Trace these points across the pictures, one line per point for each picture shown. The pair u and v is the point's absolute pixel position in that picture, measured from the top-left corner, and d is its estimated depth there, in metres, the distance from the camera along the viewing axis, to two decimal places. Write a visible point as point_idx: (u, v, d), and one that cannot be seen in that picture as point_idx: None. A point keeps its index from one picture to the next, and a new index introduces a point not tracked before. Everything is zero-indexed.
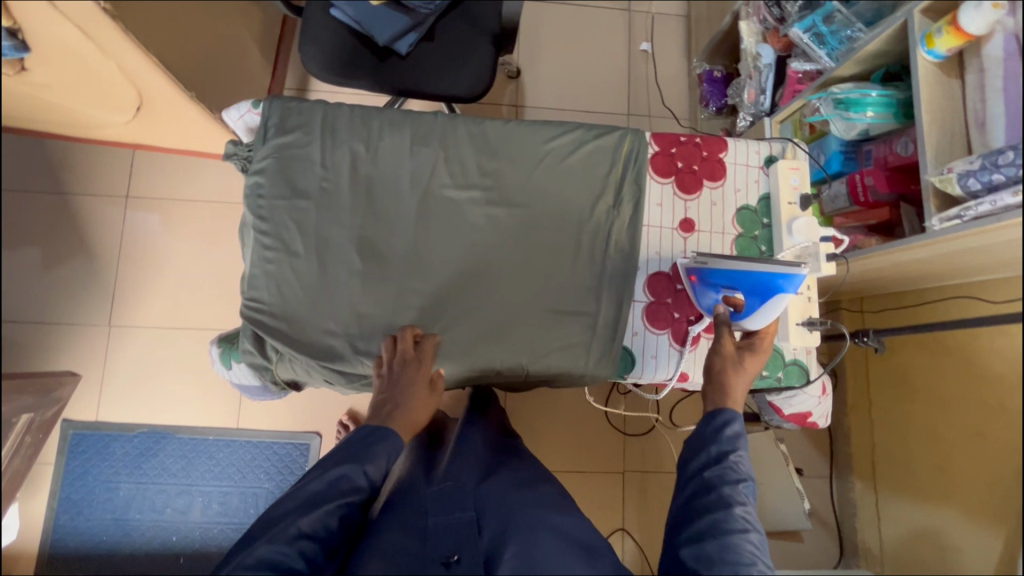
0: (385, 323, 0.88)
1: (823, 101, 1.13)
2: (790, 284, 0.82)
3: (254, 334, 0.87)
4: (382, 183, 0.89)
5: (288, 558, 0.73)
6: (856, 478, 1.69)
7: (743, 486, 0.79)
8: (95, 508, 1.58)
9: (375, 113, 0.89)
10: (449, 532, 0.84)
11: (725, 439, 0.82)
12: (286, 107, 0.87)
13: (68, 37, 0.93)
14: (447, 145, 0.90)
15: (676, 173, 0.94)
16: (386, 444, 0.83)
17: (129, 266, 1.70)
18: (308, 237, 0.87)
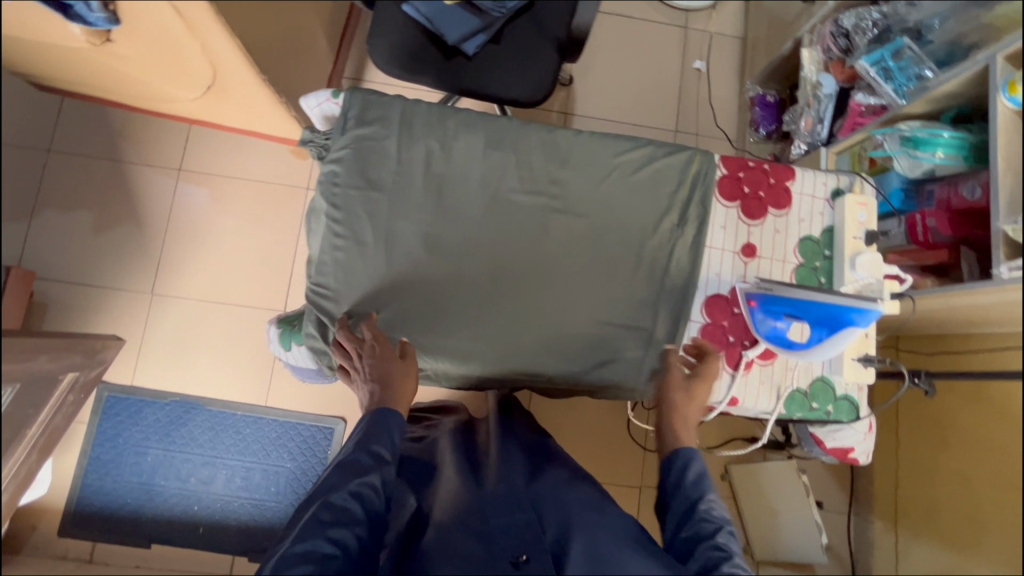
0: (446, 317, 0.90)
1: (889, 137, 1.13)
2: (862, 319, 0.80)
3: (319, 320, 0.91)
4: (454, 182, 0.90)
5: (318, 545, 0.70)
6: (876, 517, 1.67)
7: (717, 532, 0.78)
8: (122, 470, 1.62)
9: (453, 112, 0.91)
10: (511, 537, 0.86)
11: (686, 489, 0.83)
12: (366, 99, 0.89)
13: (160, 13, 0.96)
14: (519, 150, 0.91)
15: (741, 197, 0.94)
16: (392, 421, 0.85)
17: (175, 237, 1.74)
18: (378, 228, 0.89)
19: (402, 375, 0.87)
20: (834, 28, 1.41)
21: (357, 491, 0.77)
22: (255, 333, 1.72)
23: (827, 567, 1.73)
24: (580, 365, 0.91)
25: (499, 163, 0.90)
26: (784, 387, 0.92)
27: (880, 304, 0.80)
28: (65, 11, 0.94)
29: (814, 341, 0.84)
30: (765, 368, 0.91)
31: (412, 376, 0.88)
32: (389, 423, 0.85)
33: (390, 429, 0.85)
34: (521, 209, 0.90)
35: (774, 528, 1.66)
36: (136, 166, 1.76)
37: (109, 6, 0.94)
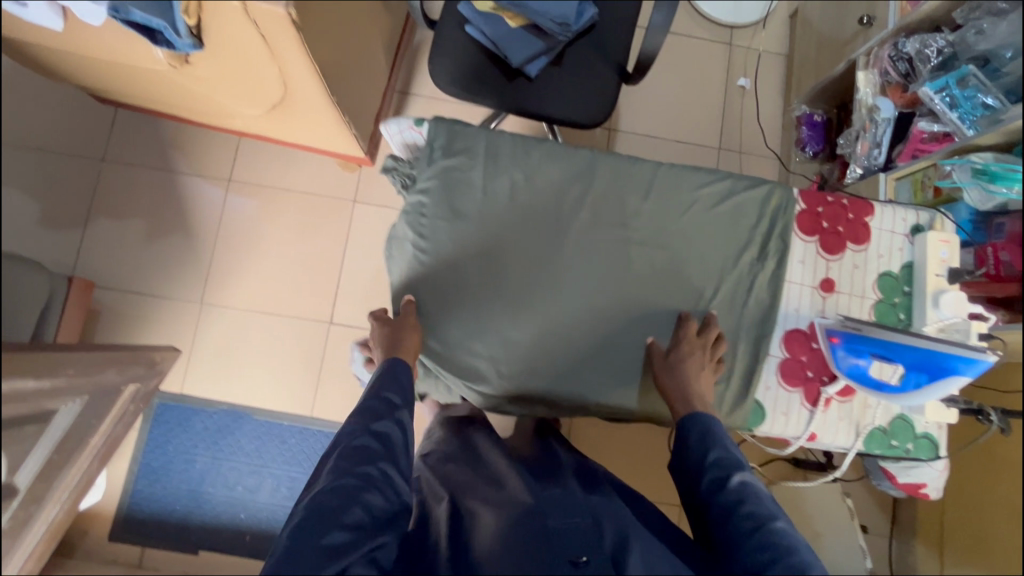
0: (534, 347, 0.94)
1: (961, 168, 1.13)
2: (968, 367, 0.80)
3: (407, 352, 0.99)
4: (539, 214, 0.93)
5: (347, 482, 0.76)
6: (919, 542, 1.65)
7: (733, 475, 0.81)
8: (171, 477, 1.64)
9: (536, 143, 0.93)
10: (573, 534, 0.81)
11: (695, 445, 0.86)
12: (452, 129, 0.92)
13: (248, 40, 0.98)
14: (604, 185, 0.93)
15: (820, 232, 0.96)
16: (402, 370, 0.91)
17: (224, 248, 1.76)
18: (468, 259, 0.93)
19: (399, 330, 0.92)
20: (894, 51, 1.41)
21: (378, 432, 0.83)
22: (302, 344, 1.74)
23: None
24: (648, 390, 0.95)
25: (586, 195, 0.93)
26: (863, 425, 0.94)
27: (985, 352, 0.81)
28: (152, 36, 0.96)
29: (911, 386, 0.83)
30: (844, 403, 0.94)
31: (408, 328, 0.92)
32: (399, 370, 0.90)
33: (403, 373, 0.91)
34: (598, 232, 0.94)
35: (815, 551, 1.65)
36: (188, 176, 1.78)
37: (196, 31, 0.95)
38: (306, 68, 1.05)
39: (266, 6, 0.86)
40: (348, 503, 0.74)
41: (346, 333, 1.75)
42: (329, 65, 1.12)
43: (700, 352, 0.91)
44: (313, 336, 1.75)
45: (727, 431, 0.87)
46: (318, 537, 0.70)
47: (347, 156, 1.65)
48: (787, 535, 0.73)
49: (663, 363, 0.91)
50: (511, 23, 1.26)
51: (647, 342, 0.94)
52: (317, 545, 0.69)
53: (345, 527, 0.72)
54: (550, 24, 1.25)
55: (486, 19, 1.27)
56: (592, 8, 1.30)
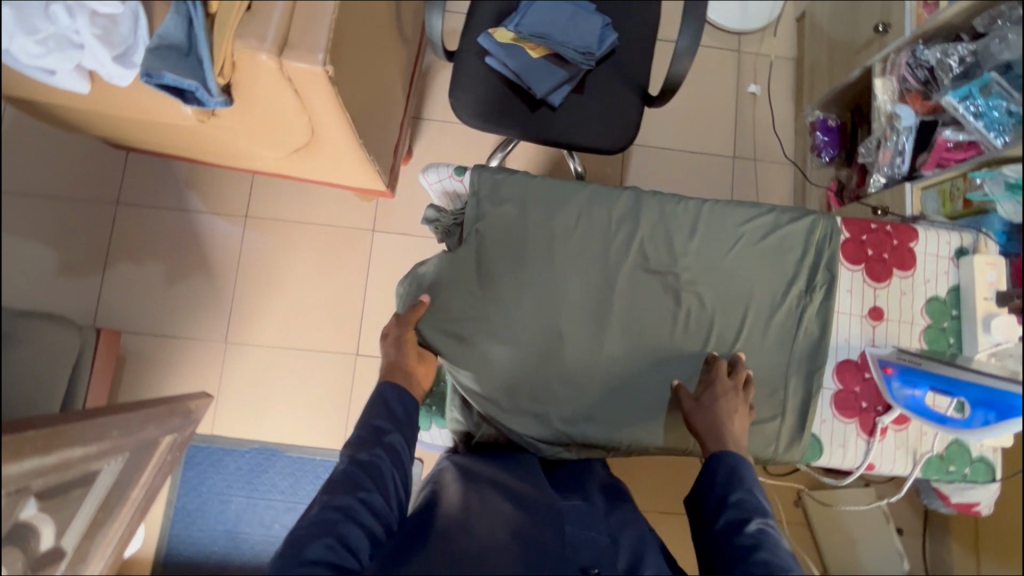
0: (589, 390, 0.96)
1: (993, 182, 1.14)
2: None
3: (461, 403, 1.03)
4: (588, 258, 0.96)
5: (324, 510, 0.78)
6: (954, 541, 1.66)
7: (753, 521, 0.79)
8: (207, 520, 1.64)
9: (581, 188, 0.97)
10: (586, 547, 0.82)
11: (719, 481, 0.85)
12: (495, 179, 0.96)
13: (281, 94, 0.96)
14: (650, 227, 0.96)
15: (865, 261, 0.99)
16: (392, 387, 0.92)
17: (245, 285, 1.75)
18: (525, 306, 0.96)
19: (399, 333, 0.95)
20: (913, 58, 1.42)
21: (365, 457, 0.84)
22: (329, 378, 1.73)
23: None
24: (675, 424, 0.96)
25: (630, 238, 0.96)
26: (921, 452, 0.95)
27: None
28: (183, 96, 0.94)
29: (977, 423, 0.81)
30: (903, 433, 0.95)
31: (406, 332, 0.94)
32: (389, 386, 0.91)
33: (398, 390, 0.92)
34: (637, 268, 0.96)
35: (852, 555, 1.64)
36: (203, 215, 1.77)
37: (227, 86, 0.93)
38: (336, 117, 1.04)
39: (302, 66, 0.86)
40: (321, 533, 0.75)
41: (372, 364, 1.74)
42: (357, 110, 1.11)
43: (733, 393, 0.91)
44: (340, 369, 1.74)
45: (753, 470, 0.85)
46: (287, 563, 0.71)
47: (365, 188, 1.65)
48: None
49: (695, 408, 0.91)
50: (533, 53, 1.26)
51: (675, 387, 0.95)
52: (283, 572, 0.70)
53: (312, 555, 0.72)
54: (572, 54, 1.25)
55: (508, 50, 1.26)
56: (612, 34, 1.29)
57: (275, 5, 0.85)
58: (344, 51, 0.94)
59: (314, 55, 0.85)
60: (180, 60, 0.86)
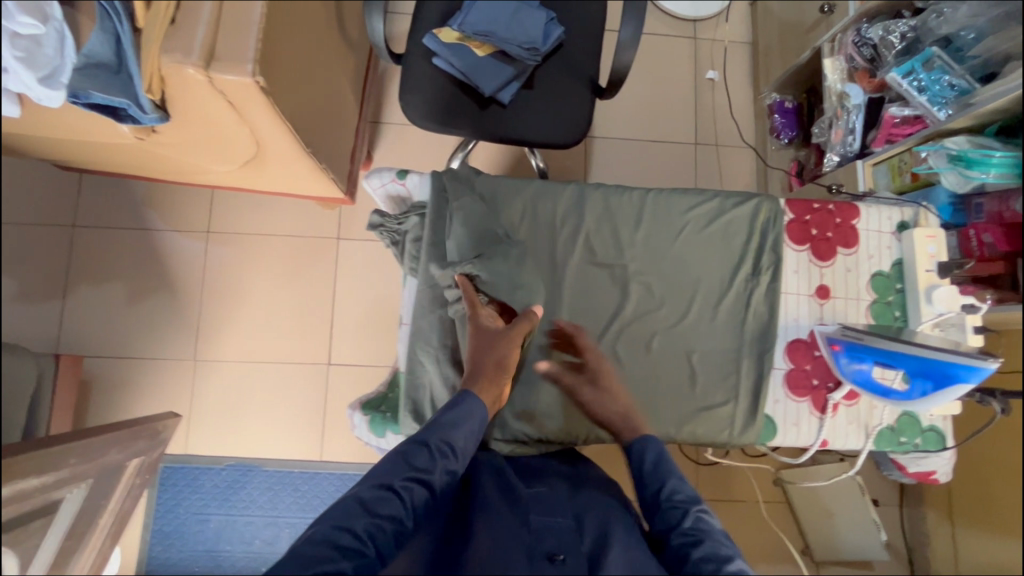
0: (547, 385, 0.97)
1: (937, 154, 1.15)
2: (972, 375, 0.81)
3: (414, 407, 0.94)
4: (538, 253, 0.98)
5: (356, 528, 0.70)
6: (929, 508, 1.68)
7: (688, 513, 0.79)
8: (186, 540, 1.62)
9: (527, 183, 0.99)
10: (551, 534, 0.78)
11: (649, 477, 0.85)
12: (440, 179, 0.97)
13: (216, 107, 0.95)
14: (596, 219, 0.99)
15: (811, 240, 1.01)
16: (466, 411, 0.85)
17: (211, 301, 1.73)
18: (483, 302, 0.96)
19: (511, 339, 0.91)
20: (858, 37, 1.42)
21: (411, 482, 0.77)
22: (302, 389, 1.72)
23: (885, 562, 1.73)
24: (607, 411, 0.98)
25: (579, 231, 0.98)
26: (872, 425, 0.98)
27: (993, 357, 0.80)
28: (116, 115, 0.93)
29: (917, 394, 0.86)
30: (850, 407, 0.98)
31: (516, 343, 0.92)
32: (468, 404, 0.85)
33: (472, 419, 0.85)
34: (585, 262, 0.99)
35: (831, 530, 1.67)
36: (163, 233, 1.75)
37: (161, 103, 0.93)
38: (278, 127, 1.03)
39: (233, 78, 0.85)
40: (343, 554, 0.67)
41: (345, 372, 1.73)
42: (301, 119, 1.09)
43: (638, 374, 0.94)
44: (313, 379, 1.72)
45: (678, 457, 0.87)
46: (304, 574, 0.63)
47: (325, 197, 1.63)
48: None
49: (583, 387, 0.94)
50: (479, 52, 1.25)
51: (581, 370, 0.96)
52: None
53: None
54: (518, 50, 1.25)
55: (453, 50, 1.25)
56: (557, 28, 1.29)
57: (199, 17, 0.83)
58: (277, 59, 0.93)
59: (243, 66, 0.84)
60: (109, 78, 0.87)
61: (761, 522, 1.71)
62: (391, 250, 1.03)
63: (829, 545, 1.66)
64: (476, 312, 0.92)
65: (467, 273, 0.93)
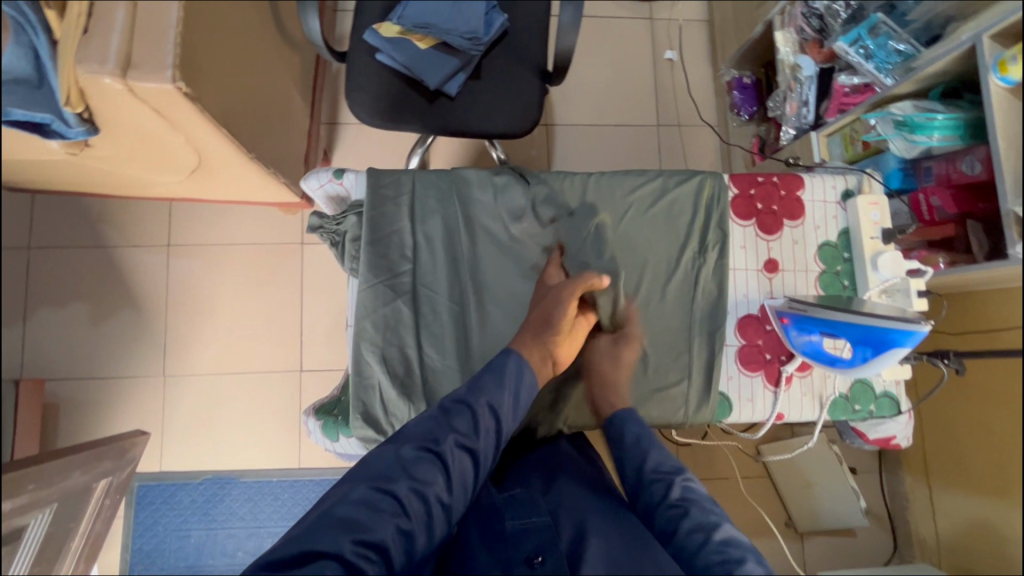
0: None
1: (883, 121, 1.15)
2: (910, 339, 0.81)
3: (364, 410, 0.92)
4: (482, 243, 0.97)
5: (400, 489, 0.73)
6: (906, 472, 1.70)
7: (676, 484, 0.82)
8: (168, 558, 1.60)
9: (466, 174, 0.98)
10: (529, 536, 0.79)
11: (632, 451, 0.88)
12: (379, 173, 0.96)
13: (145, 116, 0.93)
14: (539, 207, 0.98)
15: (756, 215, 1.01)
16: (511, 378, 0.86)
17: (176, 314, 1.70)
18: (430, 295, 0.95)
19: (566, 294, 0.92)
20: (806, 7, 1.41)
21: (457, 445, 0.79)
22: (275, 398, 1.70)
23: (867, 528, 1.75)
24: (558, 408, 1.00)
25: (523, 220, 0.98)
26: (826, 395, 0.99)
27: (927, 320, 0.81)
28: (41, 131, 0.90)
29: (859, 360, 0.87)
30: (804, 379, 0.98)
31: (570, 298, 0.92)
32: (513, 370, 0.87)
33: (518, 384, 0.86)
34: (531, 249, 0.99)
35: (812, 501, 1.68)
36: (122, 249, 1.72)
37: (87, 116, 0.90)
38: (214, 134, 1.01)
39: (152, 86, 0.82)
40: (392, 512, 0.71)
41: (319, 377, 1.71)
42: (239, 124, 1.07)
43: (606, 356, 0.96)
44: (285, 387, 1.71)
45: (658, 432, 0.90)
46: (353, 532, 0.67)
47: (284, 202, 1.61)
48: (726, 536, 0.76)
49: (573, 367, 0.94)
50: (422, 45, 1.23)
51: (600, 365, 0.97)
52: (349, 540, 0.66)
53: (380, 536, 0.68)
54: (460, 41, 1.23)
55: (395, 45, 1.23)
56: (500, 16, 1.28)
57: (113, 24, 0.81)
58: (202, 65, 0.91)
59: (162, 72, 0.82)
60: (29, 94, 0.83)
61: (743, 498, 1.73)
62: (332, 251, 1.00)
63: (809, 515, 1.68)
64: (545, 269, 0.98)
65: (558, 242, 0.99)
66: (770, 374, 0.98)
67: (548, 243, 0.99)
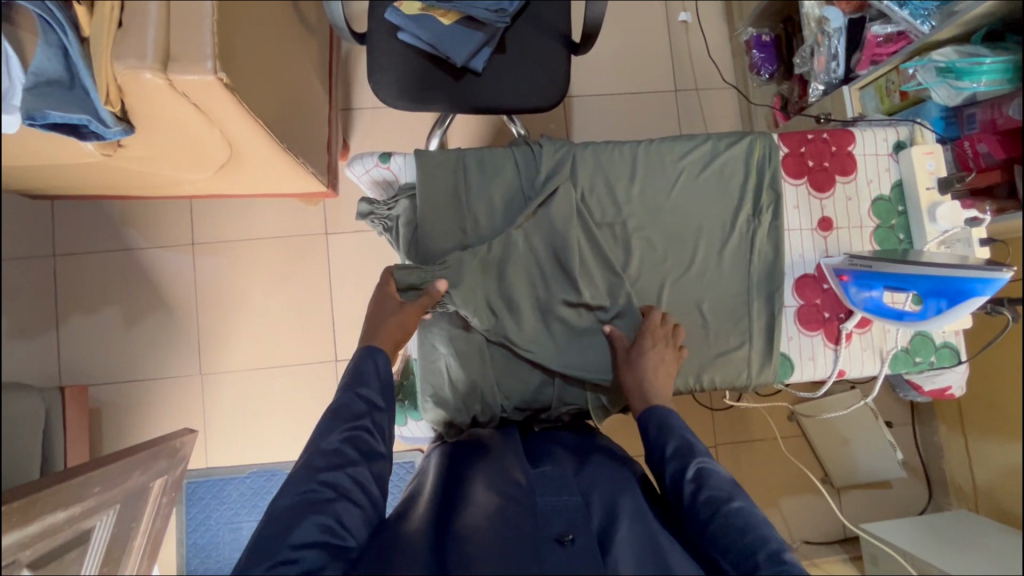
0: (572, 349, 0.96)
1: (925, 69, 1.12)
2: (988, 287, 0.81)
3: (433, 391, 0.95)
4: (537, 218, 0.95)
5: (312, 488, 0.71)
6: (941, 422, 1.71)
7: (690, 465, 0.77)
8: (222, 549, 1.63)
9: (513, 151, 0.98)
10: (559, 514, 0.76)
11: (653, 438, 0.82)
12: (426, 154, 0.95)
13: (180, 110, 0.90)
14: (590, 180, 0.97)
15: (808, 173, 1.01)
16: (372, 363, 0.84)
17: (208, 312, 1.70)
18: (470, 275, 0.92)
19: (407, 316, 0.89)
20: None
21: (348, 436, 0.76)
22: (313, 389, 1.71)
23: (902, 479, 1.77)
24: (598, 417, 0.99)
25: (555, 189, 0.95)
26: (887, 350, 1.00)
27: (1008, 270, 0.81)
28: (78, 132, 0.88)
29: (932, 312, 0.88)
30: (862, 335, 1.00)
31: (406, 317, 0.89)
32: (374, 358, 0.84)
33: (376, 366, 0.84)
34: (578, 219, 0.96)
35: (849, 456, 1.70)
36: (146, 251, 1.70)
37: (123, 114, 0.87)
38: (248, 125, 0.99)
39: (193, 78, 0.80)
40: (307, 512, 0.69)
41: None
42: (269, 113, 1.04)
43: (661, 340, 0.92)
44: (324, 378, 1.71)
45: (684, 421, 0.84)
46: (269, 559, 0.64)
47: (307, 192, 1.59)
48: (743, 516, 0.71)
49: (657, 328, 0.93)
50: (445, 22, 1.21)
51: (607, 334, 0.95)
52: (269, 569, 0.64)
53: (310, 537, 0.67)
54: (485, 15, 1.21)
55: (418, 23, 1.20)
56: None
57: (147, 17, 0.78)
58: (237, 55, 0.89)
59: (202, 64, 0.80)
60: (63, 94, 0.81)
61: (779, 457, 1.75)
62: (386, 237, 0.97)
63: (847, 469, 1.70)
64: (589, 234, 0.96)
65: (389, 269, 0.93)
66: (831, 331, 1.00)
67: (599, 218, 0.97)
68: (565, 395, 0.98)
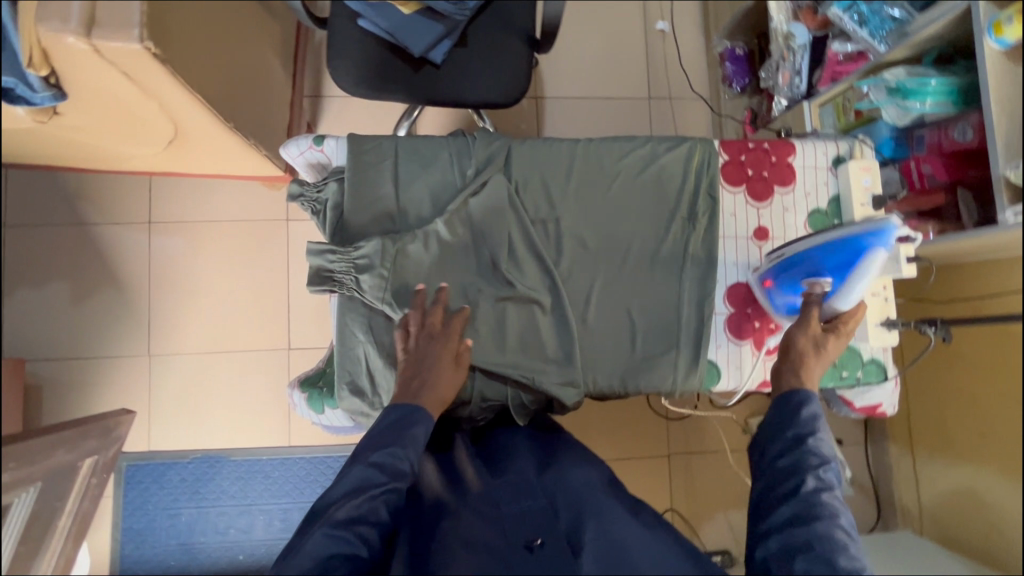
0: (498, 345, 0.95)
1: (875, 89, 1.15)
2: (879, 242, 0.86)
3: (352, 380, 0.95)
4: (474, 211, 0.95)
5: (342, 541, 0.71)
6: (891, 442, 1.72)
7: (822, 465, 0.80)
8: (158, 538, 1.59)
9: (452, 141, 0.98)
10: (526, 520, 0.78)
11: (802, 422, 0.85)
12: (360, 140, 0.95)
13: (113, 80, 0.89)
14: (528, 174, 0.97)
15: (746, 181, 1.03)
16: (420, 427, 0.82)
17: (159, 293, 1.67)
18: (391, 262, 0.91)
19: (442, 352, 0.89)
20: None
21: (384, 496, 0.75)
22: (265, 376, 1.68)
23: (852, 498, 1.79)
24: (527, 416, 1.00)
25: (487, 181, 0.95)
26: None
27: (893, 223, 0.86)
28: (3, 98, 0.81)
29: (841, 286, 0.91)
30: None
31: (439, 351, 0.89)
32: (421, 422, 0.82)
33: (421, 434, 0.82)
34: (513, 211, 0.95)
35: None
36: (100, 227, 1.67)
37: (54, 80, 0.83)
38: (187, 100, 0.97)
39: (119, 45, 0.78)
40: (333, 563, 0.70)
41: (307, 354, 1.70)
42: (213, 90, 1.03)
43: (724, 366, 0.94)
44: (275, 366, 1.69)
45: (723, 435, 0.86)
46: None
47: (268, 176, 1.57)
48: (848, 533, 0.74)
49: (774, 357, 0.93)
50: (405, 11, 1.20)
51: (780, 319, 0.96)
52: None
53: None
54: (445, 6, 1.20)
55: (378, 11, 1.20)
56: None
57: None
58: (175, 30, 0.87)
59: (128, 31, 0.78)
60: None
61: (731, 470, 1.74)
62: (313, 220, 0.96)
63: None
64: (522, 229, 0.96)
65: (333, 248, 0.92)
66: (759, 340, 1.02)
67: (535, 213, 0.97)
68: (485, 392, 0.96)
